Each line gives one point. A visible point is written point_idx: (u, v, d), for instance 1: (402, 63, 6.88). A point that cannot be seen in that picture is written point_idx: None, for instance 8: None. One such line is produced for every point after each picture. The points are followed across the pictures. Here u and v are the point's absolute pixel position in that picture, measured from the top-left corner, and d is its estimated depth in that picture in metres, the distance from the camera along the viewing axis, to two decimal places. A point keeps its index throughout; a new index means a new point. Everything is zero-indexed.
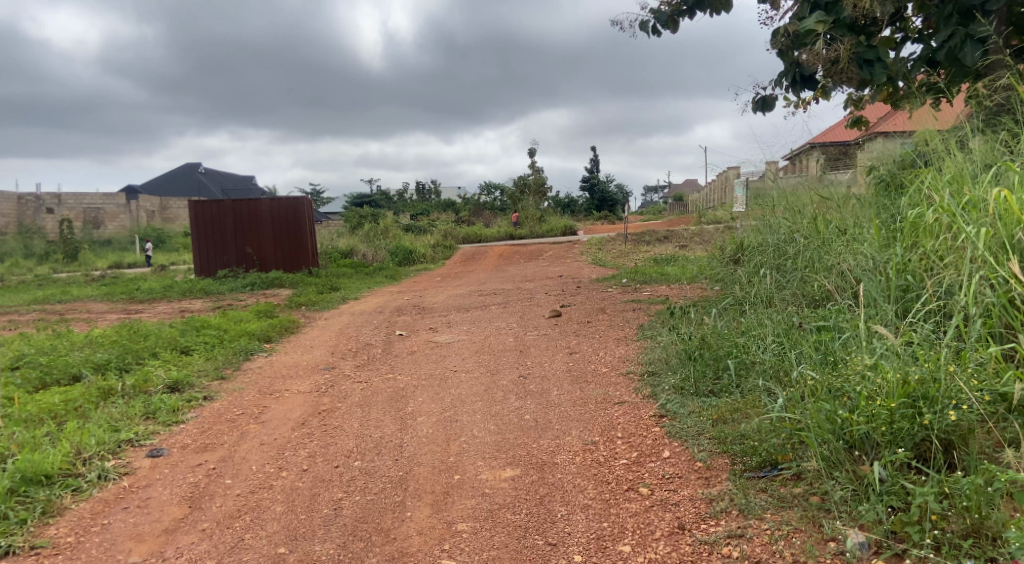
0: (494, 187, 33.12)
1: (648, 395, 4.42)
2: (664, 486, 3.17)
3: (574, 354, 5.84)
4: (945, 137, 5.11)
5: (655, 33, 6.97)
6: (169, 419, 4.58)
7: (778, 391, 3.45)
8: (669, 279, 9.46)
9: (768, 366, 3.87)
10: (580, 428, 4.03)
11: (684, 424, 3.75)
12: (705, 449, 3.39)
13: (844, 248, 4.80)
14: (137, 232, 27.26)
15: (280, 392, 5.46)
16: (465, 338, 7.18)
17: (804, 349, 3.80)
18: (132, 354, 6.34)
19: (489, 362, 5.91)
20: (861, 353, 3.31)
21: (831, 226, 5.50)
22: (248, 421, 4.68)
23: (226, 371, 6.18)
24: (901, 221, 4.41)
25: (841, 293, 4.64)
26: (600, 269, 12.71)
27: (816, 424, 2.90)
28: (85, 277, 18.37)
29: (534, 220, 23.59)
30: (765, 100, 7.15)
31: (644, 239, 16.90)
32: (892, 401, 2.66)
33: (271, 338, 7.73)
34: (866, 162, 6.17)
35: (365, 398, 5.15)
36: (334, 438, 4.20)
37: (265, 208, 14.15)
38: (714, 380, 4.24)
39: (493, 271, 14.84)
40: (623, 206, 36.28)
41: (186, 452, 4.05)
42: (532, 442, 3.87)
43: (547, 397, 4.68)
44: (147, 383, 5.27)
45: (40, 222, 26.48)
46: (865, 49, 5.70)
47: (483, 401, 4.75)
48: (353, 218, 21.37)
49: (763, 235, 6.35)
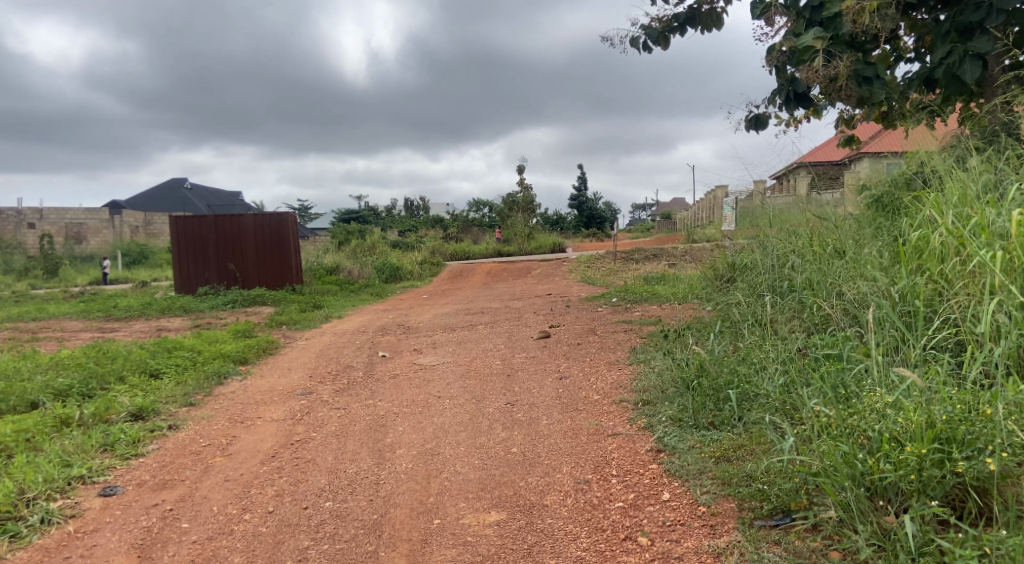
0: (483, 203, 32.85)
1: (643, 427, 4.14)
2: (664, 535, 2.88)
3: (564, 379, 5.55)
4: (949, 156, 4.92)
5: (645, 50, 6.79)
6: (128, 451, 4.25)
7: (786, 427, 3.19)
8: (661, 299, 9.22)
9: (773, 398, 3.61)
10: (572, 463, 3.73)
11: (683, 461, 3.46)
12: (708, 490, 3.12)
13: (846, 271, 4.58)
14: (120, 247, 26.78)
15: (251, 420, 5.13)
16: (451, 360, 6.87)
17: (812, 380, 3.54)
18: (97, 379, 5.99)
19: (475, 388, 5.60)
20: (873, 388, 3.07)
21: (829, 247, 5.29)
22: (214, 453, 4.35)
23: (197, 397, 5.85)
24: (904, 243, 4.21)
25: (843, 318, 4.41)
26: (590, 287, 12.47)
27: (832, 469, 2.63)
28: (63, 295, 17.94)
29: (523, 237, 23.37)
30: (757, 117, 6.95)
31: (633, 257, 16.65)
32: (922, 448, 2.41)
33: (246, 360, 7.39)
34: (862, 182, 6.01)
35: (342, 427, 4.83)
36: (305, 474, 3.88)
37: (248, 223, 13.82)
38: (715, 411, 3.97)
39: (481, 288, 14.57)
40: (612, 224, 36.29)
41: (143, 490, 3.72)
42: (520, 480, 3.57)
43: (535, 427, 4.39)
44: (109, 411, 4.93)
45: (20, 237, 25.98)
46: (864, 67, 5.49)
47: (467, 431, 4.45)
48: (340, 235, 21.05)
49: (757, 255, 6.11)
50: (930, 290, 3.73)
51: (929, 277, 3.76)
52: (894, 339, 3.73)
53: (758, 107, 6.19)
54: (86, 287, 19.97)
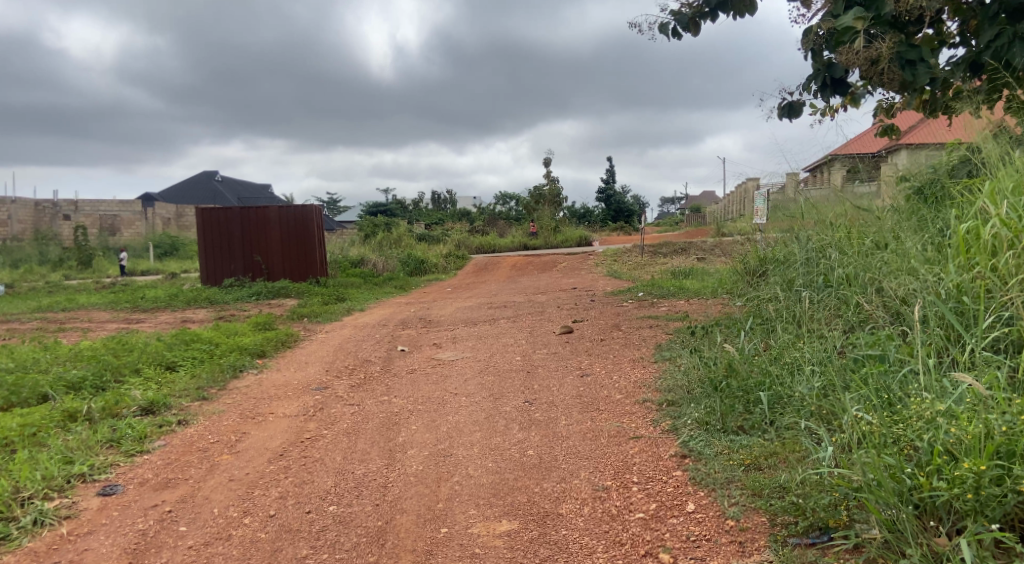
0: (508, 197, 32.53)
1: (667, 429, 3.90)
2: (688, 553, 2.65)
3: (586, 377, 5.32)
4: (1002, 143, 4.58)
5: (673, 37, 6.50)
6: (133, 448, 4.13)
7: (823, 435, 2.93)
8: (688, 293, 8.92)
9: (808, 401, 3.35)
10: (591, 468, 3.51)
11: (710, 469, 3.22)
12: (738, 502, 2.88)
13: (888, 266, 4.29)
14: (151, 238, 27.10)
15: (263, 415, 4.99)
16: (470, 356, 6.68)
17: (850, 384, 3.27)
18: (112, 371, 5.92)
19: (492, 385, 5.39)
20: (921, 393, 2.80)
21: (869, 240, 4.98)
22: (221, 450, 4.21)
23: (210, 391, 5.73)
24: (951, 235, 3.92)
25: (883, 316, 4.12)
26: (616, 281, 12.21)
27: (875, 484, 2.38)
28: (95, 285, 18.14)
29: (550, 230, 23.10)
30: (791, 105, 6.62)
31: (660, 251, 16.28)
32: (980, 464, 2.15)
33: (264, 353, 7.28)
34: (901, 173, 5.70)
35: (354, 425, 4.66)
36: (312, 475, 3.73)
37: (273, 215, 13.79)
38: (744, 414, 3.72)
39: (505, 282, 14.38)
40: (639, 218, 35.82)
41: (143, 489, 3.60)
42: (535, 486, 3.36)
43: (554, 428, 4.18)
44: (118, 405, 4.84)
45: (56, 228, 26.42)
46: (907, 48, 5.13)
47: (481, 432, 4.25)
48: (366, 228, 20.99)
49: (791, 249, 5.81)
50: (979, 285, 3.44)
51: (979, 271, 3.47)
52: (939, 338, 3.45)
53: (792, 93, 5.86)
54: (118, 278, 20.22)
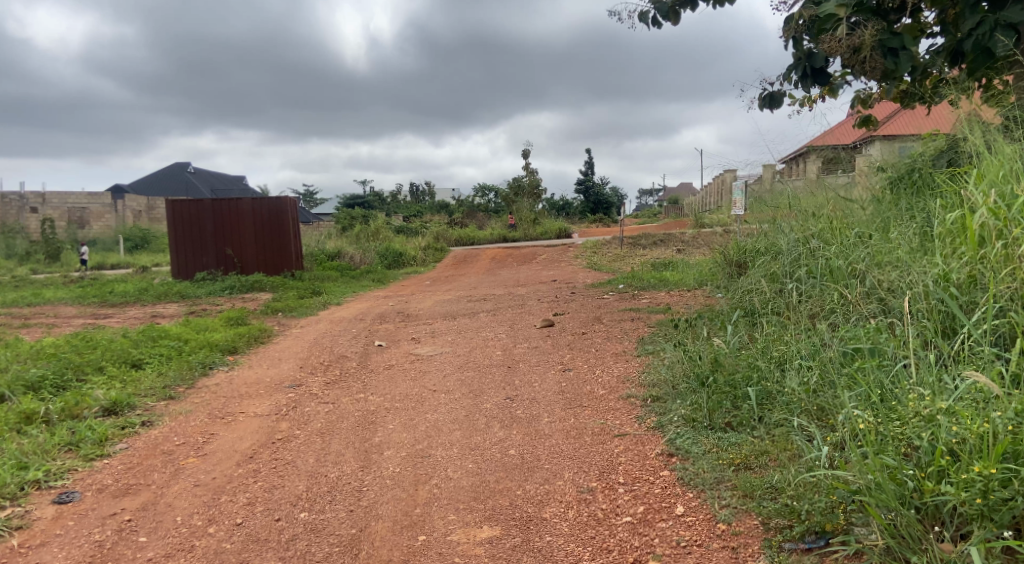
0: (487, 189, 32.29)
1: (652, 427, 3.77)
2: (679, 559, 2.53)
3: (568, 372, 5.18)
4: (988, 131, 4.51)
5: (652, 25, 6.36)
6: (92, 451, 3.92)
7: (816, 432, 2.82)
8: (670, 285, 8.82)
9: (797, 396, 3.24)
10: (575, 469, 3.37)
11: (698, 469, 3.10)
12: (729, 505, 2.76)
13: (875, 257, 4.20)
14: (122, 231, 26.47)
15: (234, 415, 4.79)
16: (449, 351, 6.51)
17: (840, 378, 3.17)
18: (74, 370, 5.67)
19: (472, 381, 5.23)
20: (914, 387, 2.71)
21: (853, 229, 4.89)
22: (187, 453, 4.01)
23: (177, 390, 5.51)
24: (936, 224, 3.84)
25: (867, 305, 4.03)
26: (596, 273, 12.09)
27: (877, 487, 2.28)
28: (62, 280, 17.66)
29: (529, 222, 22.93)
30: (772, 95, 6.50)
31: (640, 243, 16.21)
32: (988, 467, 2.06)
33: (235, 349, 7.05)
34: (879, 163, 5.65)
35: (328, 424, 4.48)
36: (283, 478, 3.55)
37: (246, 207, 13.47)
38: (731, 411, 3.59)
39: (484, 274, 14.21)
40: (618, 209, 35.80)
41: (102, 497, 3.40)
42: (516, 488, 3.22)
43: (536, 426, 4.04)
44: (79, 406, 4.61)
45: (23, 222, 25.67)
46: (890, 36, 5.01)
47: (462, 430, 4.09)
48: (343, 221, 20.66)
49: (774, 239, 5.71)
50: (966, 275, 3.36)
51: (968, 260, 3.38)
52: (927, 329, 3.37)
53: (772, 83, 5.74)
54: (87, 272, 19.67)
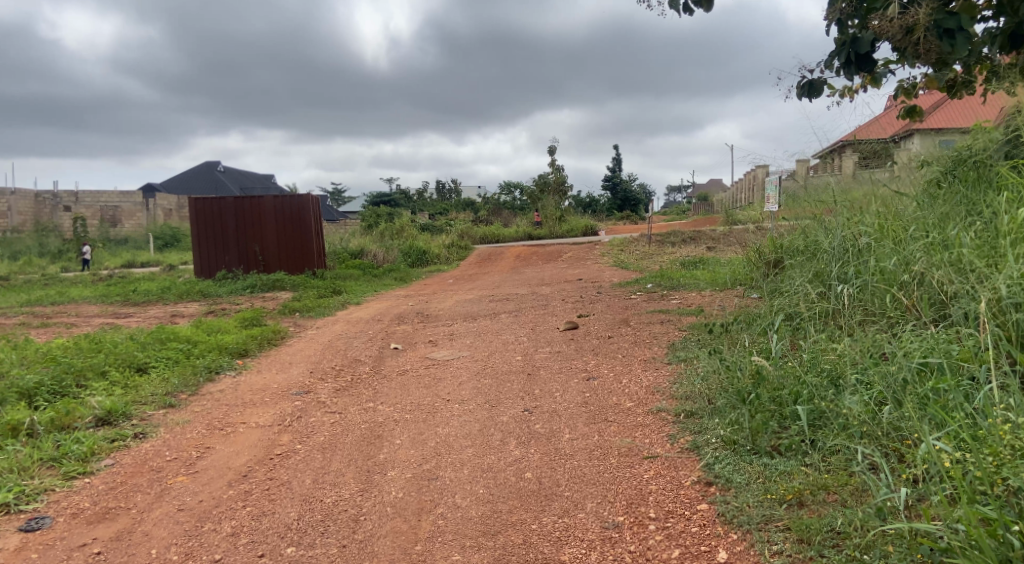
0: (513, 185, 31.93)
1: (686, 449, 3.35)
2: None
3: (592, 381, 4.77)
4: None
5: (684, 9, 5.86)
6: (74, 469, 3.62)
7: (883, 467, 2.42)
8: (701, 285, 8.35)
9: (855, 418, 2.81)
10: (598, 498, 2.97)
11: (742, 503, 2.69)
12: (782, 552, 2.38)
13: (932, 256, 3.73)
14: (152, 230, 26.62)
15: (233, 426, 4.48)
16: (466, 356, 6.13)
17: (906, 400, 2.73)
18: (75, 374, 5.40)
19: (489, 390, 4.84)
20: (1002, 414, 2.29)
21: (905, 224, 4.40)
22: (177, 471, 3.69)
23: (179, 397, 5.22)
24: (1004, 219, 3.36)
25: (926, 312, 3.58)
26: (624, 272, 11.65)
27: (976, 545, 1.92)
28: (92, 277, 17.71)
29: (555, 219, 22.51)
30: (813, 84, 5.99)
31: (669, 241, 15.65)
32: None
33: (246, 352, 6.74)
34: (924, 154, 5.14)
35: (331, 438, 4.14)
36: (274, 503, 3.21)
37: (268, 205, 13.24)
38: (778, 431, 3.15)
39: (508, 273, 13.81)
40: (645, 207, 35.34)
41: (76, 523, 3.09)
42: (532, 521, 2.84)
43: (557, 444, 3.64)
44: (71, 416, 4.33)
45: (56, 220, 25.96)
46: (945, 15, 4.23)
47: (474, 448, 3.71)
48: (367, 218, 20.42)
49: (816, 236, 5.21)
50: None
51: None
52: (999, 336, 2.90)
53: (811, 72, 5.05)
54: (116, 269, 19.79)
